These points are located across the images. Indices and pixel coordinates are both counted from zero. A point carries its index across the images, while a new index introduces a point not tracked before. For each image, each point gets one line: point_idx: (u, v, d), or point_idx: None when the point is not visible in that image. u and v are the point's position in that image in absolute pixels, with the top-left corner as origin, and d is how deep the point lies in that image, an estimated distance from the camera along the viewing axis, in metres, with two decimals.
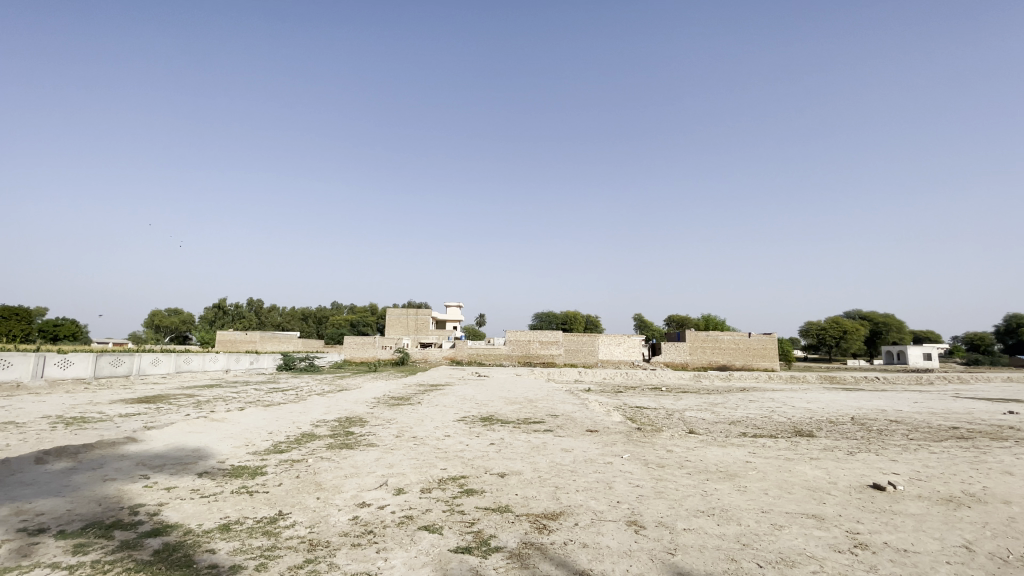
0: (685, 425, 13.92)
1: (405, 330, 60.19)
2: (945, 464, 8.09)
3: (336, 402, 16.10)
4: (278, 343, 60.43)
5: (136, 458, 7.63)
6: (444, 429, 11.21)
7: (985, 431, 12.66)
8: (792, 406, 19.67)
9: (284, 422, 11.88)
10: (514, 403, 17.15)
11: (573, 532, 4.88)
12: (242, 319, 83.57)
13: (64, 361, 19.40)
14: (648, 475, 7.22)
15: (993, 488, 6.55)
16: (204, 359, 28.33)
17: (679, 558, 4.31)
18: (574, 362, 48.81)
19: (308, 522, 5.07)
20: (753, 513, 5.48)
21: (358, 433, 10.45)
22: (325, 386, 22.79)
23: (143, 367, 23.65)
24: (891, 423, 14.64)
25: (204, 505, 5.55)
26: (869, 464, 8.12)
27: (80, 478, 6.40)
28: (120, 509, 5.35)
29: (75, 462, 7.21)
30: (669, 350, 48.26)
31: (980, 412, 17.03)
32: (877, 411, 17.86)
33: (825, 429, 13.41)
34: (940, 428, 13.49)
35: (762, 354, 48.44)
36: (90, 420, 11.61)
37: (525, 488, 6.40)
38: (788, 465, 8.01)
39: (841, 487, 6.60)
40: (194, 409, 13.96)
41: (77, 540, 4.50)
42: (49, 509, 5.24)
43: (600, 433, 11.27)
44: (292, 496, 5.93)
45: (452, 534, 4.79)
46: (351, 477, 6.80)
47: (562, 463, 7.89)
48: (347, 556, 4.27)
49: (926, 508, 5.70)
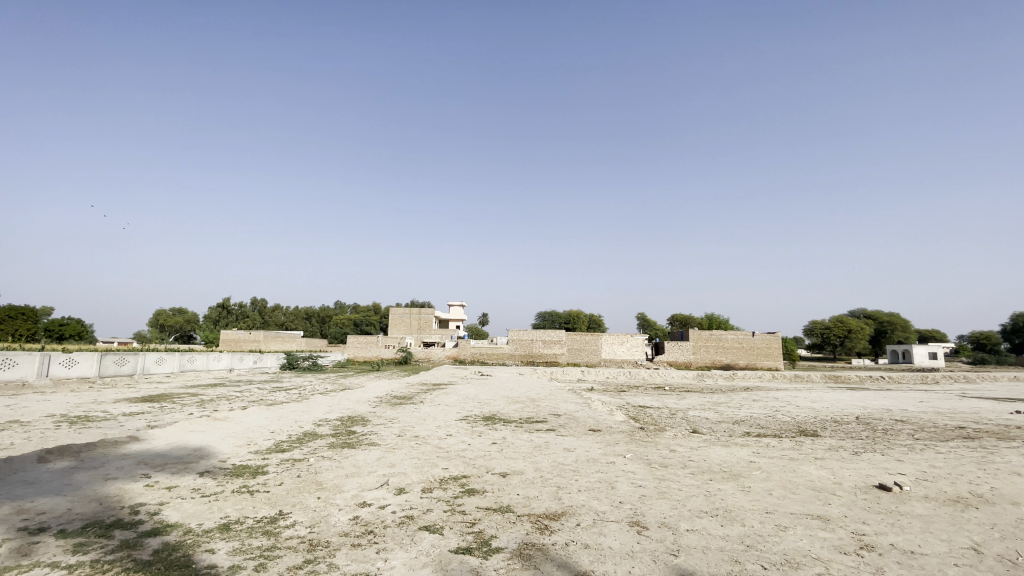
0: (688, 424, 13.85)
1: (408, 329, 60.28)
2: (953, 464, 8.00)
3: (339, 402, 16.09)
4: (282, 343, 60.57)
5: (138, 457, 7.62)
6: (445, 428, 11.16)
7: (992, 431, 12.54)
8: (796, 406, 19.51)
9: (286, 421, 11.87)
10: (517, 402, 17.07)
11: (575, 532, 4.83)
12: (246, 319, 83.99)
13: (68, 360, 19.45)
14: (651, 475, 7.17)
15: (1002, 489, 6.46)
16: (208, 358, 28.36)
17: (682, 560, 4.26)
18: (577, 362, 48.74)
19: (308, 522, 5.04)
20: (756, 514, 5.43)
21: (360, 432, 10.44)
22: (328, 385, 22.74)
23: (147, 367, 23.70)
24: (896, 423, 14.50)
25: (205, 505, 5.52)
26: (875, 464, 8.04)
27: (81, 478, 6.39)
28: (121, 509, 5.34)
29: (76, 461, 7.20)
30: (672, 350, 48.12)
31: (989, 413, 16.85)
32: (882, 411, 17.72)
33: (830, 429, 13.33)
34: (947, 428, 13.36)
35: (766, 354, 48.20)
36: (93, 419, 11.60)
37: (527, 488, 6.36)
38: (793, 465, 7.95)
39: (847, 487, 6.54)
40: (196, 409, 13.92)
41: (76, 539, 4.48)
42: (49, 508, 5.23)
43: (603, 432, 11.22)
44: (293, 495, 5.91)
45: (452, 534, 4.75)
46: (352, 476, 6.77)
47: (564, 463, 7.84)
48: (347, 556, 4.24)
49: (933, 508, 5.63)
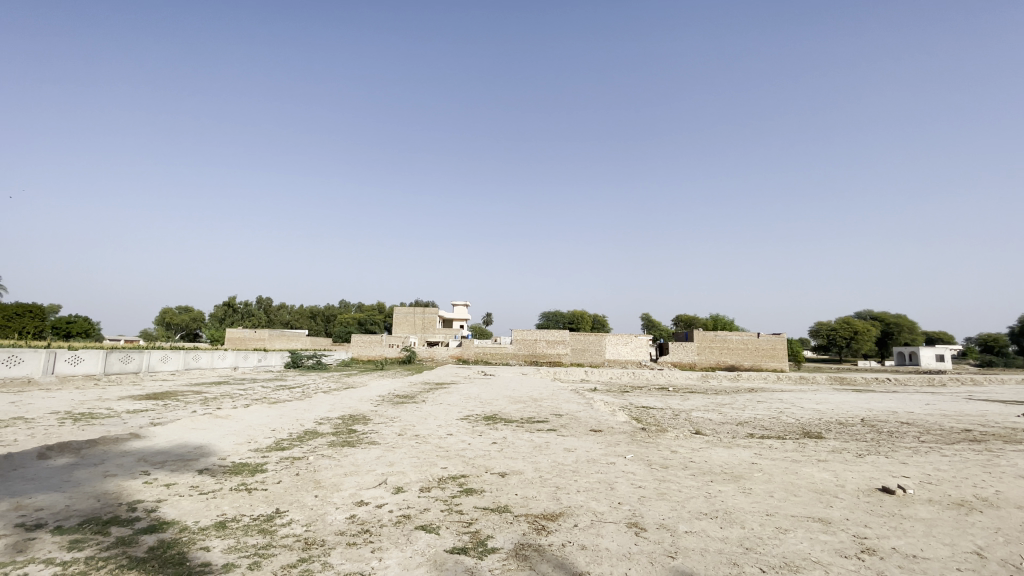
0: (690, 425, 13.79)
1: (411, 329, 60.35)
2: (958, 467, 7.89)
3: (341, 400, 16.10)
4: (287, 342, 60.84)
5: (139, 454, 7.66)
6: (446, 428, 11.14)
7: (998, 433, 12.39)
8: (801, 408, 19.38)
9: (287, 419, 11.91)
10: (519, 402, 16.99)
11: (572, 534, 4.79)
12: (251, 318, 84.58)
13: (75, 358, 19.63)
14: (651, 476, 7.11)
15: (1008, 492, 6.37)
16: (213, 355, 28.51)
17: (680, 562, 4.21)
18: (580, 362, 48.67)
19: (305, 520, 5.02)
20: (756, 516, 5.37)
21: (362, 431, 10.45)
22: (331, 384, 22.80)
23: (152, 364, 23.89)
24: (902, 425, 14.35)
25: (203, 502, 5.53)
26: (879, 466, 7.95)
27: (80, 474, 6.43)
28: (118, 505, 5.36)
29: (77, 458, 7.22)
30: (676, 350, 48.02)
31: (996, 414, 16.69)
32: (887, 412, 17.60)
33: (834, 431, 13.20)
34: (952, 430, 13.24)
35: (771, 355, 47.92)
36: (98, 416, 11.69)
37: (526, 489, 6.32)
38: (795, 467, 7.86)
39: (849, 489, 6.48)
40: (199, 406, 13.98)
41: (72, 536, 4.48)
42: (47, 505, 5.25)
43: (605, 432, 11.18)
44: (291, 493, 5.90)
45: (448, 534, 4.72)
46: (350, 475, 6.75)
47: (564, 463, 7.81)
48: (341, 556, 4.21)
49: (937, 512, 5.54)
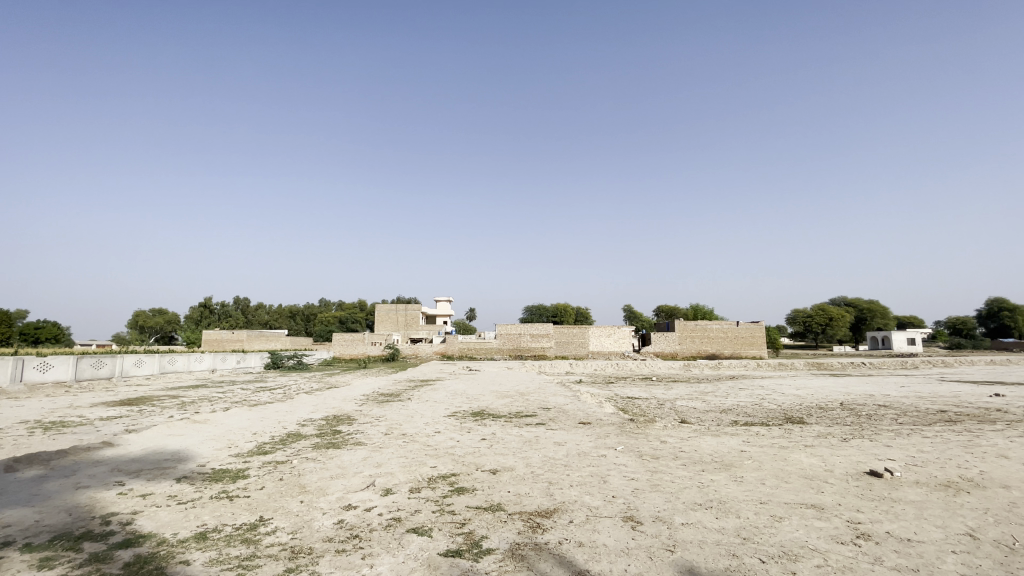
0: (677, 414, 13.92)
1: (394, 326, 59.76)
2: (941, 448, 8.03)
3: (323, 401, 15.75)
4: (267, 342, 59.63)
5: (113, 464, 7.31)
6: (434, 425, 11.00)
7: (972, 413, 12.82)
8: (781, 394, 19.70)
9: (268, 422, 11.53)
10: (506, 397, 16.96)
11: (568, 530, 4.68)
12: (229, 318, 82.64)
13: (43, 365, 18.89)
14: (643, 468, 7.06)
15: (991, 472, 6.50)
16: (189, 359, 27.70)
17: (680, 555, 4.14)
18: (565, 354, 48.87)
19: (291, 528, 4.82)
20: (751, 505, 5.34)
21: (346, 432, 10.20)
22: (313, 384, 22.44)
23: (126, 369, 23.17)
24: (880, 408, 14.66)
25: (181, 513, 5.27)
26: (863, 450, 8.06)
27: (50, 487, 6.07)
28: (91, 519, 5.07)
29: (46, 470, 6.86)
30: (658, 341, 48.56)
31: (968, 396, 17.14)
32: (866, 396, 18.02)
33: (815, 416, 13.47)
34: (929, 411, 13.63)
35: (750, 342, 48.83)
36: (69, 424, 11.21)
37: (518, 486, 6.19)
38: (784, 453, 7.94)
39: (838, 474, 6.52)
40: (177, 412, 13.43)
41: (42, 553, 4.21)
42: (15, 520, 4.95)
43: (593, 425, 11.08)
44: (274, 500, 5.67)
45: (441, 536, 4.59)
46: (337, 478, 6.54)
47: (554, 458, 7.70)
48: (331, 564, 4.04)
49: (925, 494, 5.60)
